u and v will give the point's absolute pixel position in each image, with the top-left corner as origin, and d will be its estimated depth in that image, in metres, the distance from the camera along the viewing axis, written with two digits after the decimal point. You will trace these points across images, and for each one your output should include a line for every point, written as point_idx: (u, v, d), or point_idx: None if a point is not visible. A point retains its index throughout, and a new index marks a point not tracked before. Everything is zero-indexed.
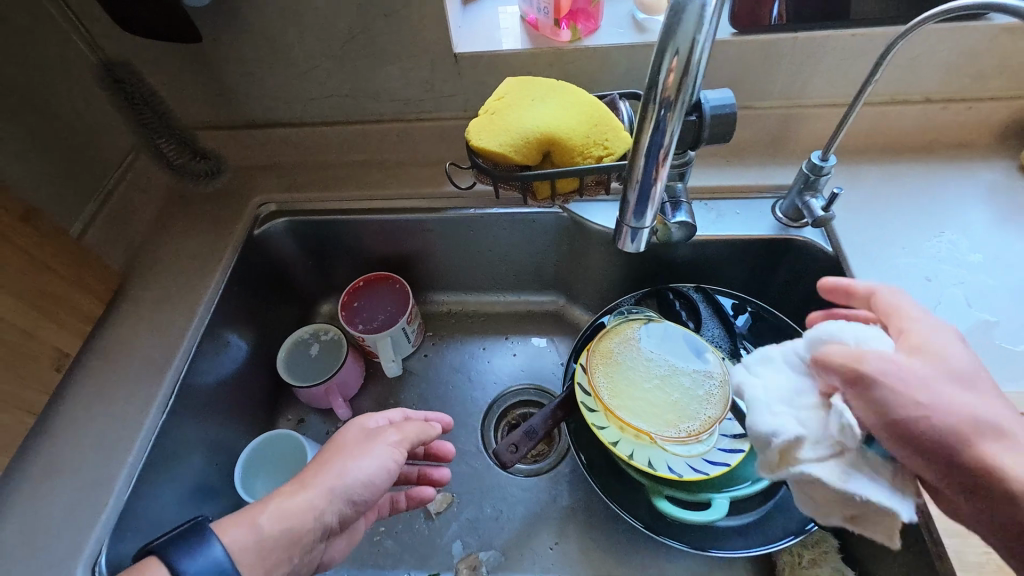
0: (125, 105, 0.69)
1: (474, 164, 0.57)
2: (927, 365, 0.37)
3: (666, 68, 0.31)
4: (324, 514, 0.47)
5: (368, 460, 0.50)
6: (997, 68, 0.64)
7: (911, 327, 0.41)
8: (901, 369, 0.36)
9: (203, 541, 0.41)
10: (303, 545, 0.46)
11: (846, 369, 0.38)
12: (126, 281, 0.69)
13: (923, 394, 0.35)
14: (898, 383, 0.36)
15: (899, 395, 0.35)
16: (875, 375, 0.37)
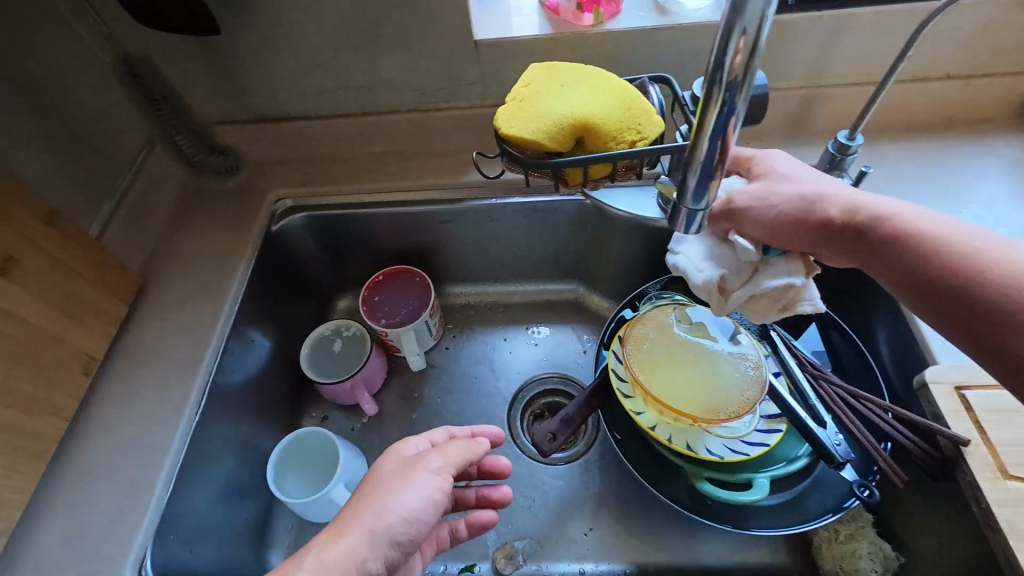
0: (144, 101, 0.70)
1: (503, 152, 0.56)
2: (781, 184, 0.44)
3: (733, 49, 0.30)
4: (367, 563, 0.42)
5: (410, 494, 0.45)
6: (1018, 43, 0.64)
7: (756, 156, 0.47)
8: (766, 190, 0.43)
9: None
10: None
11: (730, 208, 0.43)
12: (145, 282, 0.68)
13: (772, 200, 0.43)
14: (755, 202, 0.43)
15: (759, 209, 0.42)
16: (750, 202, 0.43)
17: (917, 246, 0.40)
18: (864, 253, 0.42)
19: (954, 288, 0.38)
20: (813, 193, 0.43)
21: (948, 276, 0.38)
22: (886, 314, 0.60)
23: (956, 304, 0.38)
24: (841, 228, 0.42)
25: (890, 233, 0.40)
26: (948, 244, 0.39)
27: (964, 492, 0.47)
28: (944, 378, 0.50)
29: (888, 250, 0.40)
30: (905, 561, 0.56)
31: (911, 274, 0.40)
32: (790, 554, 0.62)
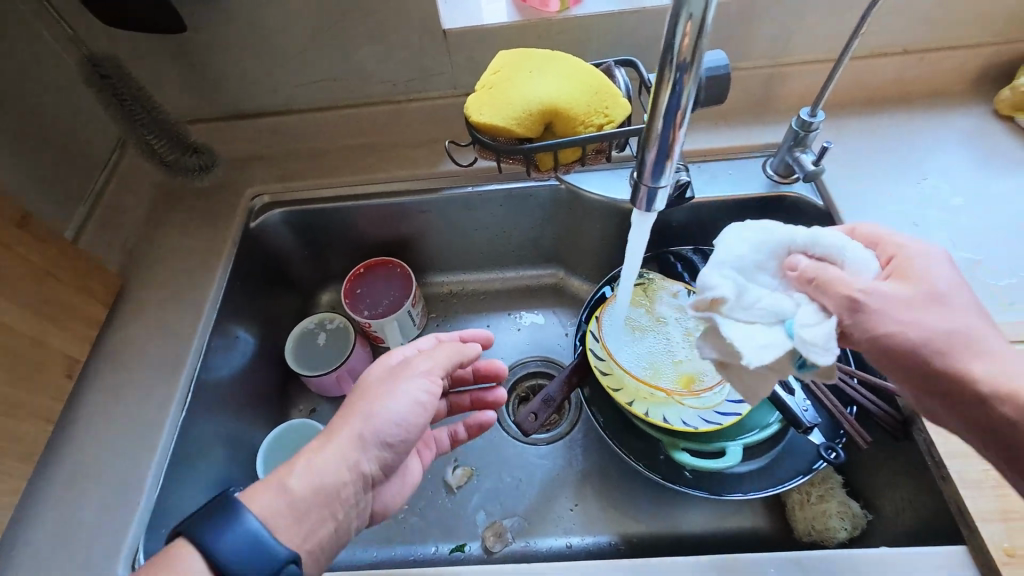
0: (113, 102, 0.64)
1: (475, 140, 0.57)
2: (923, 299, 0.39)
3: (681, 32, 0.31)
4: (360, 464, 0.44)
5: (396, 400, 0.46)
6: (971, 16, 0.66)
7: (896, 255, 0.42)
8: (904, 301, 0.39)
9: (234, 514, 0.38)
10: (345, 496, 0.43)
11: (855, 301, 0.39)
12: (124, 283, 0.68)
13: (904, 315, 0.39)
14: (882, 307, 0.39)
15: (883, 316, 0.39)
16: (877, 306, 0.39)
17: None
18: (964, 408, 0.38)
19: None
20: (952, 322, 0.39)
21: None
22: None
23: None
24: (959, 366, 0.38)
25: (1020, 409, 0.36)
26: None
27: (921, 449, 0.51)
28: None
29: (995, 401, 0.37)
30: (873, 517, 0.58)
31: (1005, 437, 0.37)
32: (768, 518, 0.65)
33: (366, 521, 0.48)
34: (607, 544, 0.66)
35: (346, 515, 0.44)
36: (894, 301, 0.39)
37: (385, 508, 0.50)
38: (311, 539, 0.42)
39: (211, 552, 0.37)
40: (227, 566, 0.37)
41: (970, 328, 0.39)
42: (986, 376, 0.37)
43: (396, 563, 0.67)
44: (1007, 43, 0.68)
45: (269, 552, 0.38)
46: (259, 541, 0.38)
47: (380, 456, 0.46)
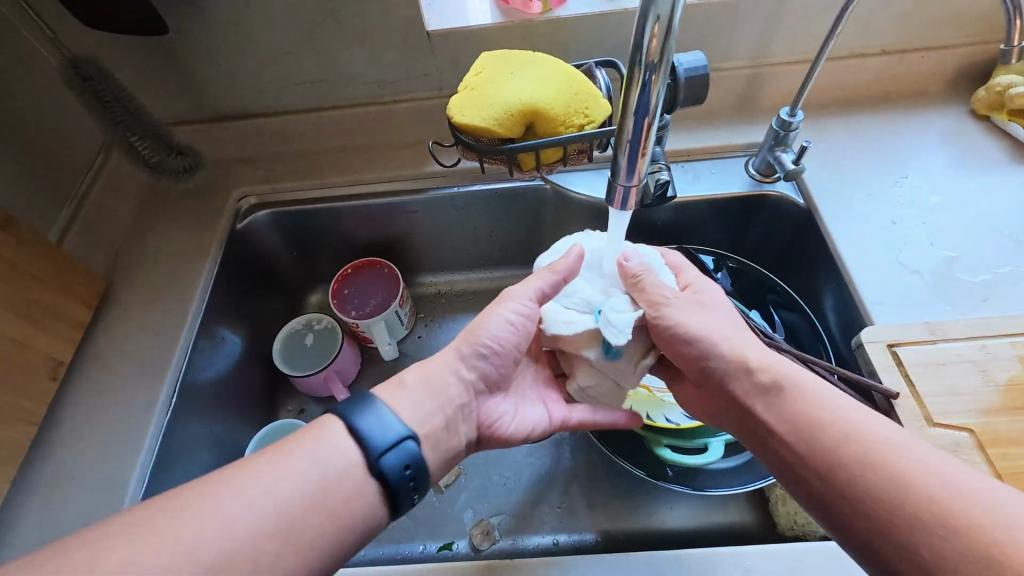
0: (95, 105, 0.64)
1: (458, 141, 0.57)
2: (704, 308, 0.49)
3: (649, 33, 0.32)
4: (463, 369, 0.49)
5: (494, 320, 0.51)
6: (947, 17, 0.67)
7: (689, 283, 0.52)
8: (693, 304, 0.48)
9: (366, 399, 0.41)
10: (453, 397, 0.47)
11: (659, 302, 0.48)
12: (110, 285, 0.69)
13: (695, 318, 0.47)
14: (679, 309, 0.47)
15: (678, 315, 0.47)
16: (676, 308, 0.47)
17: (836, 433, 0.38)
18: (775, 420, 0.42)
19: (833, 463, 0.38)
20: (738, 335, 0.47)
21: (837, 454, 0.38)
22: (831, 284, 0.63)
23: (877, 529, 0.35)
24: (789, 422, 0.41)
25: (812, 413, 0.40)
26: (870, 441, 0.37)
27: None
28: (879, 338, 0.53)
29: (799, 418, 0.41)
30: None
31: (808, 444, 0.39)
32: (753, 513, 0.65)
33: (475, 434, 0.49)
34: (593, 541, 0.66)
35: (455, 413, 0.46)
36: (683, 302, 0.48)
37: (492, 428, 0.51)
38: (426, 427, 0.43)
39: (352, 426, 0.39)
40: (363, 436, 0.39)
41: (808, 385, 0.42)
42: (822, 431, 0.39)
43: (384, 562, 0.67)
44: (983, 43, 0.69)
45: (393, 423, 0.40)
46: (390, 422, 0.40)
47: (484, 366, 0.50)
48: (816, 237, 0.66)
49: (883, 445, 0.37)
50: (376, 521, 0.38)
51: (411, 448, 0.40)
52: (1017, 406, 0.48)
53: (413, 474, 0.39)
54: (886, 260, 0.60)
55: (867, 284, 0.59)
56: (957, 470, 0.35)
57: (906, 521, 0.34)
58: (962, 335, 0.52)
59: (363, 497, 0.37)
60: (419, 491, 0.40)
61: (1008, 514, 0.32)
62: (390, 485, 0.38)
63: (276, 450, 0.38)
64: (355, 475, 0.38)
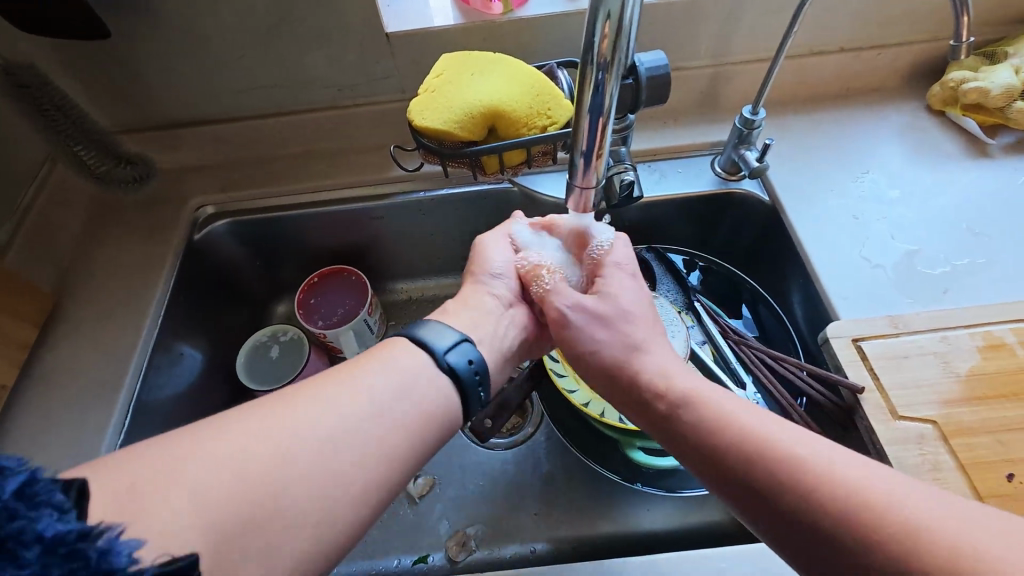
0: (35, 113, 0.65)
1: (419, 144, 0.56)
2: (611, 311, 0.49)
3: (600, 33, 0.32)
4: (494, 293, 0.53)
5: (501, 252, 0.56)
6: (900, 15, 0.68)
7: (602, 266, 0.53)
8: (593, 318, 0.48)
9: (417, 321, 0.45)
10: (495, 312, 0.52)
11: (562, 321, 0.50)
12: (58, 301, 0.66)
13: (600, 332, 0.47)
14: (581, 324, 0.49)
15: (581, 333, 0.48)
16: (580, 322, 0.49)
17: (792, 489, 0.33)
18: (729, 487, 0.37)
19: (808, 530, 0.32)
20: (637, 342, 0.46)
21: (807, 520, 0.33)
22: (798, 280, 0.64)
23: (828, 561, 0.32)
24: (718, 451, 0.37)
25: (759, 471, 0.35)
26: (829, 490, 0.32)
27: (863, 436, 0.51)
28: (844, 332, 0.54)
29: (754, 480, 0.35)
30: None
31: (776, 513, 0.34)
32: (727, 510, 0.65)
33: (525, 339, 0.54)
34: (571, 546, 0.65)
35: (499, 323, 0.51)
36: (585, 314, 0.49)
37: (538, 333, 0.55)
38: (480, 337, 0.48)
39: (413, 335, 0.43)
40: (425, 341, 0.43)
41: (733, 409, 0.39)
42: (781, 494, 0.34)
43: None
44: (936, 40, 0.70)
45: (447, 330, 0.44)
46: (445, 326, 0.44)
47: (507, 286, 0.55)
48: (782, 233, 0.66)
49: (825, 479, 0.33)
50: (454, 414, 0.41)
51: (469, 348, 0.44)
52: (978, 396, 0.49)
53: (477, 368, 0.43)
54: (849, 254, 0.61)
55: (832, 279, 0.60)
56: (902, 487, 0.32)
57: (854, 553, 0.31)
58: (923, 326, 0.53)
59: (441, 391, 0.41)
60: (485, 387, 0.44)
61: (966, 540, 0.29)
62: (460, 379, 0.42)
63: (345, 365, 0.40)
64: (427, 373, 0.41)
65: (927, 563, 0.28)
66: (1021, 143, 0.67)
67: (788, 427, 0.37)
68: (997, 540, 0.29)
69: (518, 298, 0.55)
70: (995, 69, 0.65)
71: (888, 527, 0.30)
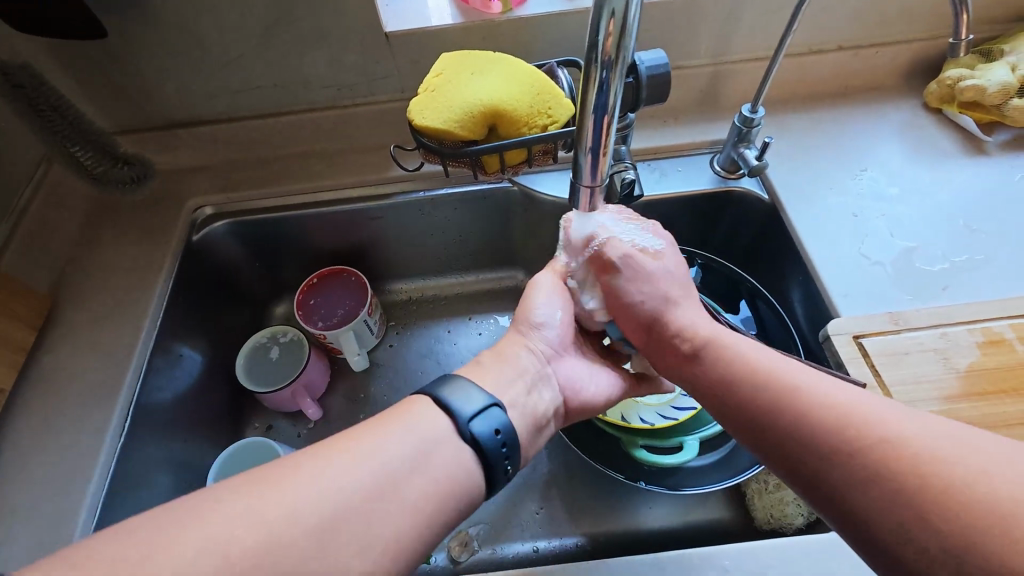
0: (30, 112, 0.65)
1: (420, 144, 0.56)
2: (658, 269, 0.51)
3: (605, 30, 0.32)
4: (530, 346, 0.50)
5: (547, 301, 0.53)
6: (898, 14, 0.68)
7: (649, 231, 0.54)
8: (640, 273, 0.50)
9: (448, 376, 0.41)
10: (529, 367, 0.48)
11: (610, 269, 0.52)
12: (55, 303, 0.66)
13: (644, 285, 0.50)
14: (628, 275, 0.51)
15: (627, 284, 0.50)
16: (629, 276, 0.51)
17: (788, 408, 0.35)
18: (738, 413, 0.39)
19: (798, 447, 0.34)
20: (676, 297, 0.49)
21: (797, 434, 0.34)
22: (798, 278, 0.64)
23: (813, 473, 0.33)
24: (728, 382, 0.40)
25: (762, 394, 0.37)
26: (822, 408, 0.34)
27: None
28: (845, 329, 0.54)
29: (756, 401, 0.37)
30: None
31: (772, 432, 0.36)
32: (729, 508, 0.65)
33: (561, 401, 0.49)
34: (573, 545, 0.65)
35: (532, 384, 0.47)
36: (633, 267, 0.51)
37: (576, 392, 0.51)
38: (510, 396, 0.44)
39: (440, 397, 0.39)
40: (452, 406, 0.38)
41: (746, 347, 0.42)
42: (779, 413, 0.36)
43: None
44: (933, 39, 0.71)
45: (476, 393, 0.40)
46: (477, 392, 0.40)
47: (545, 339, 0.51)
48: (781, 230, 0.66)
49: (819, 400, 0.34)
50: (474, 489, 0.37)
51: (498, 415, 0.39)
52: (977, 392, 0.49)
53: (505, 440, 0.38)
54: (849, 252, 0.61)
55: (832, 277, 0.60)
56: (890, 408, 0.33)
57: (833, 460, 0.32)
58: (923, 322, 0.53)
59: (460, 462, 0.36)
60: (513, 459, 0.39)
61: (940, 447, 0.29)
62: (484, 450, 0.37)
63: (366, 429, 0.36)
64: (447, 440, 0.36)
65: (900, 464, 0.29)
66: (1017, 141, 0.67)
67: (795, 363, 0.39)
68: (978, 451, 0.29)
69: (559, 354, 0.52)
70: (992, 67, 0.65)
71: (867, 434, 0.31)
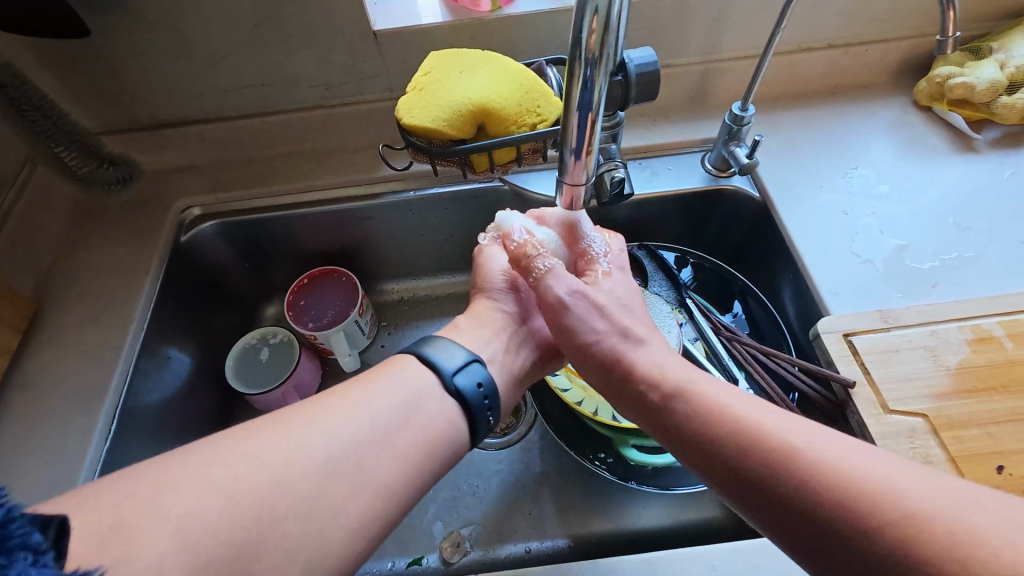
0: (11, 113, 0.63)
1: (408, 143, 0.55)
2: (613, 306, 0.49)
3: (588, 27, 0.31)
4: (500, 306, 0.53)
5: (508, 264, 0.55)
6: (887, 12, 0.68)
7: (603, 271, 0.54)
8: (592, 307, 0.48)
9: (427, 336, 0.45)
10: (502, 326, 0.51)
11: (559, 302, 0.49)
12: (41, 306, 0.65)
13: (598, 322, 0.47)
14: (582, 310, 0.48)
15: (581, 320, 0.47)
16: (580, 310, 0.48)
17: (815, 486, 0.32)
18: (752, 488, 0.34)
19: (831, 529, 0.30)
20: (632, 330, 0.47)
21: (827, 514, 0.31)
22: (789, 276, 0.64)
23: (830, 555, 0.30)
24: (736, 451, 0.35)
25: (780, 467, 0.33)
26: (855, 488, 0.30)
27: (855, 430, 0.51)
28: (834, 327, 0.54)
29: (773, 476, 0.33)
30: None
31: (797, 511, 0.32)
32: (721, 507, 0.65)
33: (536, 358, 0.53)
34: (566, 546, 0.64)
35: (508, 342, 0.50)
36: (583, 298, 0.49)
37: (552, 348, 0.55)
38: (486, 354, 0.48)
39: (421, 354, 0.42)
40: (430, 358, 0.42)
41: (724, 398, 0.39)
42: (806, 490, 0.32)
43: None
44: (922, 36, 0.71)
45: (456, 350, 0.43)
46: (453, 347, 0.44)
47: (513, 299, 0.54)
48: (771, 228, 0.66)
49: (851, 474, 0.31)
50: (460, 439, 0.40)
51: (478, 370, 0.43)
52: (968, 389, 0.49)
53: (485, 392, 0.42)
54: (840, 250, 0.61)
55: (823, 275, 0.60)
56: (895, 471, 0.31)
57: (852, 542, 0.30)
58: (913, 320, 0.53)
59: (447, 415, 0.40)
60: (493, 410, 0.43)
61: (966, 522, 0.28)
62: (467, 401, 0.41)
63: (355, 385, 0.38)
64: (434, 394, 0.40)
65: (961, 562, 0.26)
66: (1006, 138, 0.67)
67: (802, 423, 0.36)
68: (994, 519, 0.28)
69: (532, 314, 0.55)
70: (981, 64, 0.65)
71: (912, 516, 0.28)
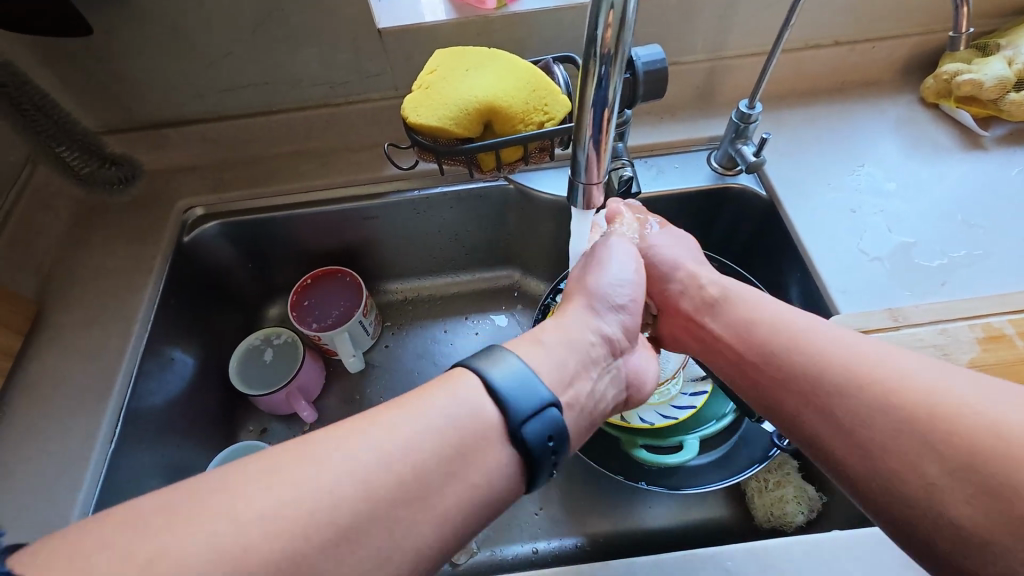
0: (12, 113, 0.62)
1: (413, 142, 0.55)
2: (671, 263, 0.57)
3: (604, 22, 0.31)
4: (597, 328, 0.47)
5: (610, 274, 0.51)
6: (895, 9, 0.68)
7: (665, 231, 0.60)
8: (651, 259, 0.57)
9: (501, 355, 0.38)
10: (593, 354, 0.45)
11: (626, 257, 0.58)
12: (42, 307, 0.64)
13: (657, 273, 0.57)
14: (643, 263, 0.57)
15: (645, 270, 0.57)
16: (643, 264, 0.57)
17: (849, 389, 0.36)
18: (797, 398, 0.39)
19: (860, 425, 0.35)
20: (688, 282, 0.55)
21: (860, 412, 0.35)
22: (796, 274, 0.64)
23: (856, 437, 0.35)
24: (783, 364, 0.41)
25: (820, 374, 0.38)
26: (884, 384, 0.35)
27: None
28: (845, 326, 0.53)
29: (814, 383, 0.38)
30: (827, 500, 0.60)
31: (833, 413, 0.36)
32: (729, 507, 0.65)
33: (621, 392, 0.47)
34: (573, 546, 0.64)
35: (598, 372, 0.44)
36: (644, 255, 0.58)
37: (638, 382, 0.49)
38: (570, 390, 0.41)
39: (488, 381, 0.35)
40: (502, 394, 0.35)
41: (765, 321, 0.45)
42: (841, 391, 0.36)
43: None
44: (929, 33, 0.71)
45: (532, 386, 0.36)
46: (531, 382, 0.36)
47: (615, 321, 0.49)
48: (779, 226, 0.66)
49: (879, 373, 0.36)
50: (511, 490, 0.35)
51: (554, 418, 0.36)
52: None
53: (556, 446, 0.35)
54: (848, 248, 0.61)
55: (831, 273, 0.59)
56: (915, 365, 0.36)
57: (871, 426, 0.34)
58: (923, 318, 0.53)
59: (502, 465, 0.34)
60: (559, 460, 0.36)
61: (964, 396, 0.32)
62: (532, 456, 0.34)
63: (404, 410, 0.34)
64: (494, 439, 0.34)
65: (976, 443, 0.30)
66: (1013, 135, 0.67)
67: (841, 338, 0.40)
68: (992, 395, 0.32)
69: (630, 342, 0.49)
70: (988, 61, 0.65)
71: (934, 405, 0.32)
